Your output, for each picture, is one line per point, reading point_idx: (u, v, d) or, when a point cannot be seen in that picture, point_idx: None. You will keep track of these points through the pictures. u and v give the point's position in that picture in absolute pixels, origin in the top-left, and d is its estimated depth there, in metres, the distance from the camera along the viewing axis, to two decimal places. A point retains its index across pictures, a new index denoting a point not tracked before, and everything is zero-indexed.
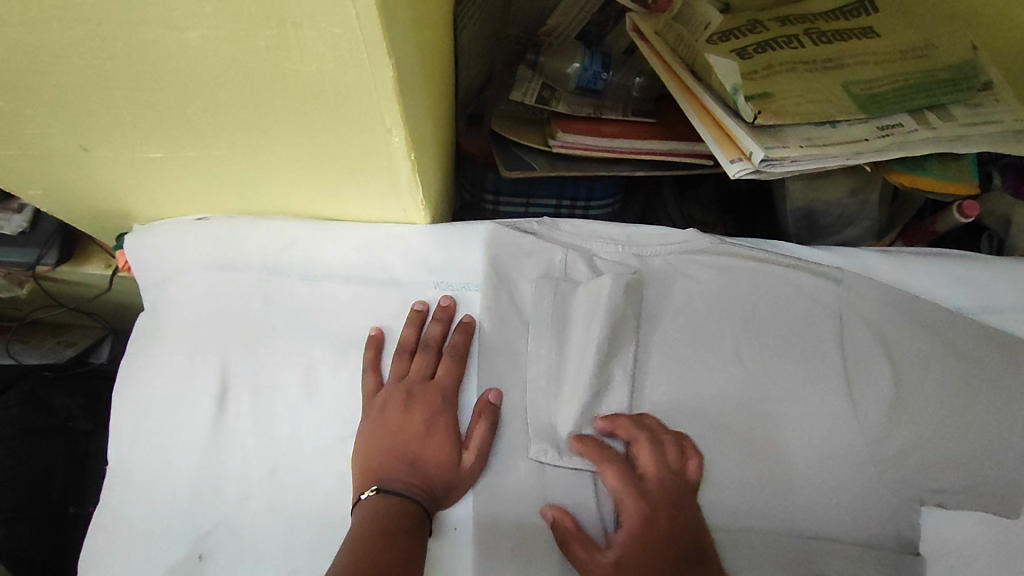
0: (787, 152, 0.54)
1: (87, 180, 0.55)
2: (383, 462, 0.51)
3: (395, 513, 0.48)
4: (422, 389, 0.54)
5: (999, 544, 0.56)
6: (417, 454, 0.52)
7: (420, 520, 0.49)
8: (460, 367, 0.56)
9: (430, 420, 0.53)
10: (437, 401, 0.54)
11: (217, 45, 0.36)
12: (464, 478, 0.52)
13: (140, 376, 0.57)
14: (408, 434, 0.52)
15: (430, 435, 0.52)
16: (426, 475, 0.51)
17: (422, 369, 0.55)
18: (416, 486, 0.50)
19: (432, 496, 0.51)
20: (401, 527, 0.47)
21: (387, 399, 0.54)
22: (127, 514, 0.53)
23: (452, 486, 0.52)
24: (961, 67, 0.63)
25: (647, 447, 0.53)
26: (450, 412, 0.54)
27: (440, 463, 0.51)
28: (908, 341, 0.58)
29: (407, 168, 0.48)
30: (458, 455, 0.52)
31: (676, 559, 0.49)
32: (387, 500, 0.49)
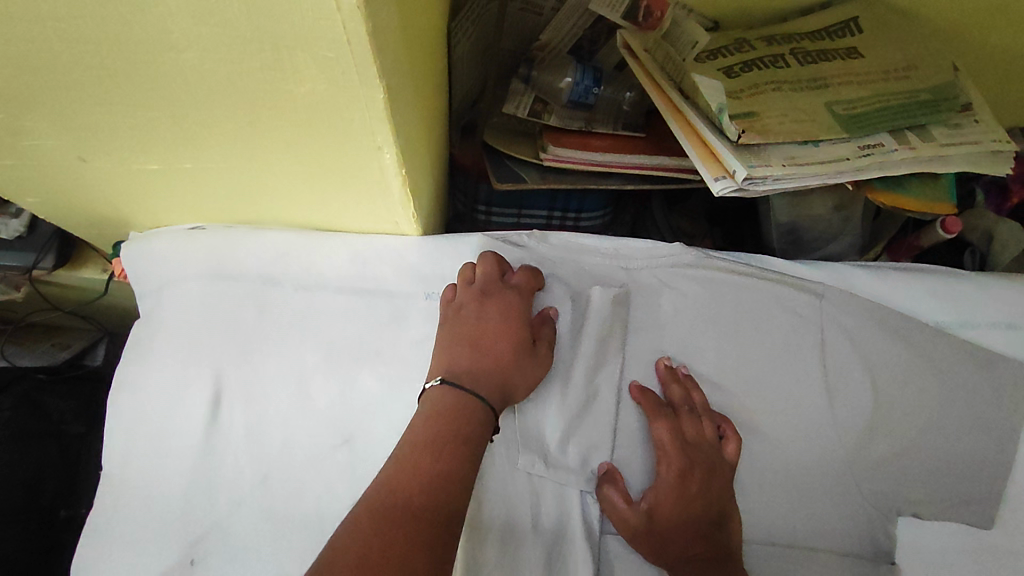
0: (769, 171, 0.56)
1: (84, 190, 0.56)
2: (454, 356, 0.52)
3: (464, 415, 0.48)
4: (495, 288, 0.56)
5: (973, 554, 0.57)
6: (487, 345, 0.52)
7: (488, 421, 0.49)
8: (533, 284, 0.57)
9: (505, 315, 0.54)
10: (508, 299, 0.55)
11: (213, 65, 0.37)
12: (530, 374, 0.53)
13: (135, 382, 0.58)
14: (484, 328, 0.53)
15: (503, 327, 0.53)
16: (503, 365, 0.52)
17: (494, 274, 0.57)
18: (486, 383, 0.51)
19: (504, 388, 0.51)
20: (467, 430, 0.48)
21: (460, 303, 0.55)
22: (120, 519, 0.54)
23: (519, 384, 0.53)
24: (942, 88, 0.64)
25: (689, 418, 0.56)
26: (522, 309, 0.55)
27: (512, 357, 0.52)
28: (886, 355, 0.60)
29: (399, 183, 0.50)
30: (528, 347, 0.53)
31: (701, 522, 0.53)
32: (456, 394, 0.49)
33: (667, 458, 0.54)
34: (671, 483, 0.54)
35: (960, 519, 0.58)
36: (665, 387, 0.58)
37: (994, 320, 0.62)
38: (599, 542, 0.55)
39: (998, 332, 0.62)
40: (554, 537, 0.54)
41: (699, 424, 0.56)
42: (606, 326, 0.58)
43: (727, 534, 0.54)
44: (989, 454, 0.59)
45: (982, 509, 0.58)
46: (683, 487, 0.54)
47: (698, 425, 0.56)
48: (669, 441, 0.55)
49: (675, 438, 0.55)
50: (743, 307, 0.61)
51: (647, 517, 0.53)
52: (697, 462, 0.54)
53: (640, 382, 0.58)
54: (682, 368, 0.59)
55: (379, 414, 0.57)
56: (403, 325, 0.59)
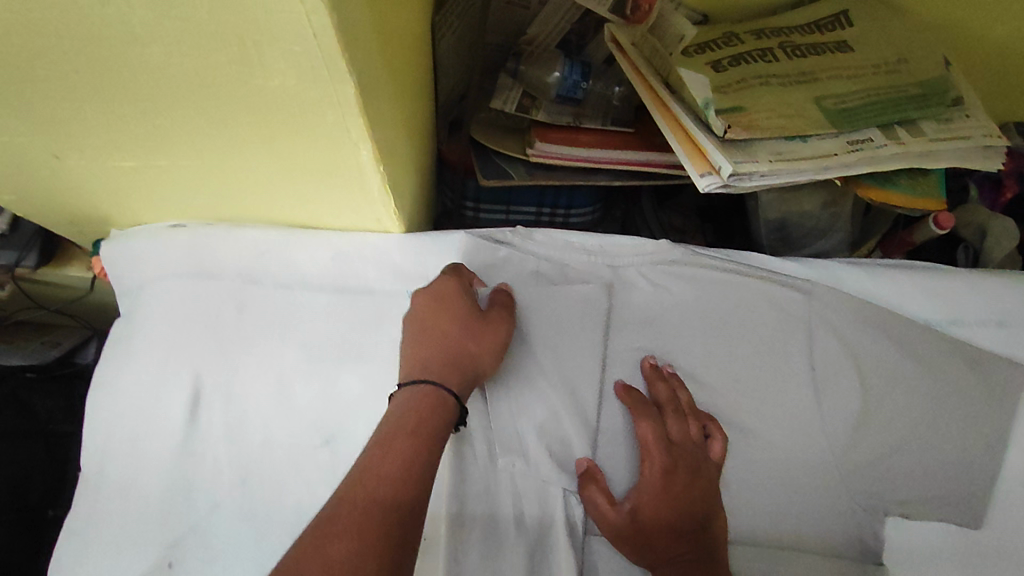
0: (756, 167, 0.55)
1: (60, 187, 0.55)
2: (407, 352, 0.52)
3: (418, 404, 0.48)
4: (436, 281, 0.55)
5: (962, 554, 0.57)
6: (436, 331, 0.52)
7: (448, 404, 0.49)
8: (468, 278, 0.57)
9: (448, 306, 0.53)
10: (449, 286, 0.54)
11: (179, 60, 0.36)
12: (485, 345, 0.52)
13: (114, 382, 0.57)
14: (432, 324, 0.53)
15: (447, 316, 0.53)
16: (457, 346, 0.52)
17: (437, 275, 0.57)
18: (440, 368, 0.51)
19: (464, 367, 0.51)
20: (422, 419, 0.47)
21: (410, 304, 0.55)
22: (98, 522, 0.54)
23: (476, 360, 0.52)
24: (932, 83, 0.64)
25: (673, 417, 0.55)
26: (464, 292, 0.54)
27: (460, 336, 0.52)
28: (874, 353, 0.59)
29: (378, 179, 0.49)
30: (477, 322, 0.53)
31: (686, 523, 0.52)
32: (410, 390, 0.50)
33: (651, 457, 0.53)
34: (655, 481, 0.53)
35: (949, 519, 0.57)
36: (649, 386, 0.57)
37: (983, 318, 0.61)
38: (583, 544, 0.54)
39: (989, 330, 0.61)
40: (537, 537, 0.53)
41: (684, 423, 0.55)
42: (589, 325, 0.58)
43: (711, 535, 0.53)
44: (978, 454, 0.58)
45: (971, 508, 0.57)
46: (666, 487, 0.53)
47: (682, 423, 0.55)
48: (653, 440, 0.54)
49: (659, 437, 0.54)
50: (730, 304, 0.60)
51: (630, 517, 0.52)
52: (681, 461, 0.53)
53: (626, 381, 0.58)
54: (667, 367, 0.58)
55: (361, 413, 0.56)
56: (384, 324, 0.59)
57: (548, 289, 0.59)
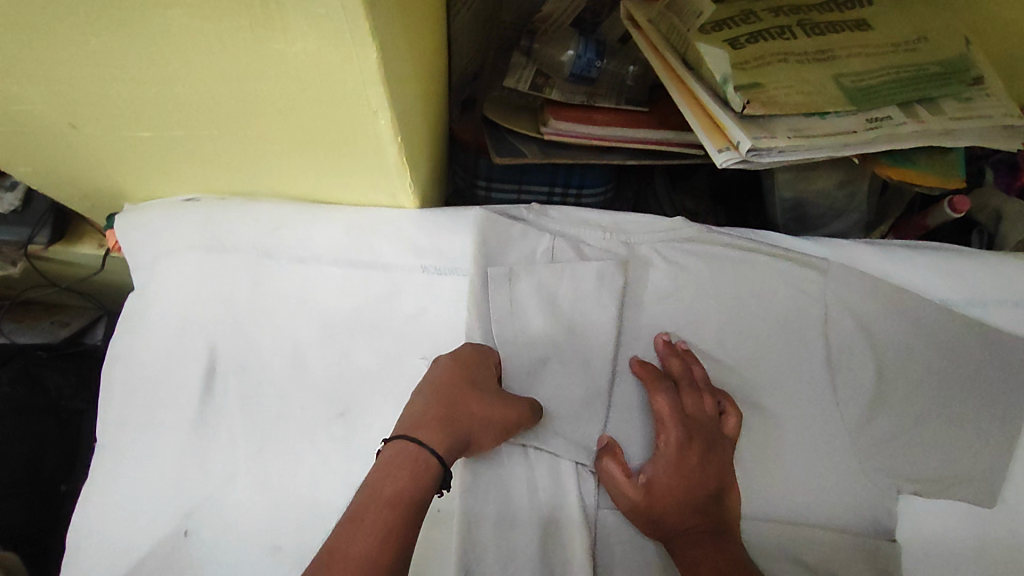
0: (775, 142, 0.55)
1: (76, 158, 0.55)
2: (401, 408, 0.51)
3: (400, 462, 0.46)
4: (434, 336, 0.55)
5: (980, 535, 0.56)
6: (434, 385, 0.51)
7: (433, 465, 0.46)
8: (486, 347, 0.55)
9: (456, 369, 0.51)
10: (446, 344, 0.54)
11: (200, 22, 0.36)
12: (488, 411, 0.50)
13: (131, 353, 0.58)
14: (433, 381, 0.51)
15: (451, 377, 0.51)
16: (452, 406, 0.49)
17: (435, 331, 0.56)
18: (435, 426, 0.48)
19: (454, 427, 0.49)
20: (403, 483, 0.44)
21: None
22: (113, 492, 0.54)
23: (474, 420, 0.50)
24: (954, 61, 0.63)
25: (689, 394, 0.55)
26: (470, 350, 0.53)
27: (462, 394, 0.50)
28: (889, 333, 0.59)
29: (394, 151, 0.49)
30: (481, 388, 0.51)
31: (703, 500, 0.52)
32: (397, 442, 0.47)
33: (666, 430, 0.54)
34: (671, 455, 0.53)
35: (964, 499, 0.57)
36: (664, 362, 0.57)
37: (1000, 298, 0.60)
38: (596, 518, 0.54)
39: (1007, 311, 0.60)
40: (551, 511, 0.53)
41: (699, 398, 0.55)
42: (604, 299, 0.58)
43: (724, 508, 0.53)
44: (993, 434, 0.58)
45: (985, 487, 0.57)
46: (682, 460, 0.53)
47: (697, 399, 0.55)
48: (668, 413, 0.54)
49: (676, 410, 0.54)
50: (746, 282, 0.60)
51: (645, 491, 0.52)
52: (696, 435, 0.53)
53: (641, 357, 0.58)
54: (682, 343, 0.58)
55: (376, 388, 0.56)
56: (398, 299, 0.58)
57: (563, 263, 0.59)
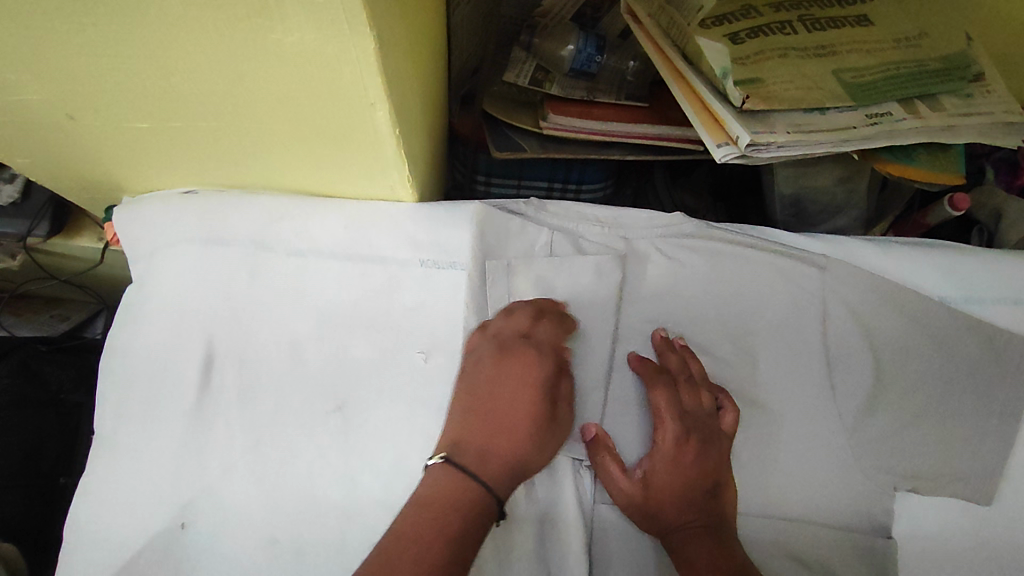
0: (775, 137, 0.55)
1: (74, 150, 0.55)
2: (466, 422, 0.50)
3: (458, 493, 0.46)
4: (516, 345, 0.53)
5: (973, 530, 0.56)
6: (503, 418, 0.50)
7: (491, 502, 0.47)
8: (560, 355, 0.54)
9: (529, 395, 0.51)
10: (527, 361, 0.52)
11: (197, 11, 0.36)
12: (546, 450, 0.51)
13: (128, 346, 0.58)
14: (504, 406, 0.50)
15: (524, 407, 0.50)
16: (518, 443, 0.49)
17: (517, 326, 0.54)
18: (497, 466, 0.48)
19: (516, 468, 0.49)
20: (462, 520, 0.45)
21: (477, 356, 0.53)
22: (111, 484, 0.54)
23: (533, 462, 0.50)
24: (954, 57, 0.62)
25: (687, 390, 0.55)
26: (545, 378, 0.52)
27: (531, 431, 0.50)
28: (888, 330, 0.59)
29: (393, 144, 0.49)
30: (549, 425, 0.51)
31: (701, 497, 0.52)
32: (456, 470, 0.47)
33: (663, 426, 0.53)
34: (667, 451, 0.53)
35: (960, 496, 0.57)
36: (662, 357, 0.57)
37: (999, 296, 0.60)
38: (592, 513, 0.54)
39: (1005, 309, 0.60)
40: (546, 506, 0.54)
41: (697, 393, 0.55)
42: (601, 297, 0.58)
43: (721, 504, 0.53)
44: (992, 432, 0.58)
45: (982, 484, 0.57)
46: (678, 456, 0.53)
47: (695, 395, 0.55)
48: (666, 410, 0.54)
49: (672, 406, 0.54)
50: (744, 278, 0.60)
51: (641, 487, 0.52)
52: (694, 430, 0.53)
53: (639, 353, 0.58)
54: (680, 339, 0.58)
55: (373, 381, 0.56)
56: (396, 293, 0.58)
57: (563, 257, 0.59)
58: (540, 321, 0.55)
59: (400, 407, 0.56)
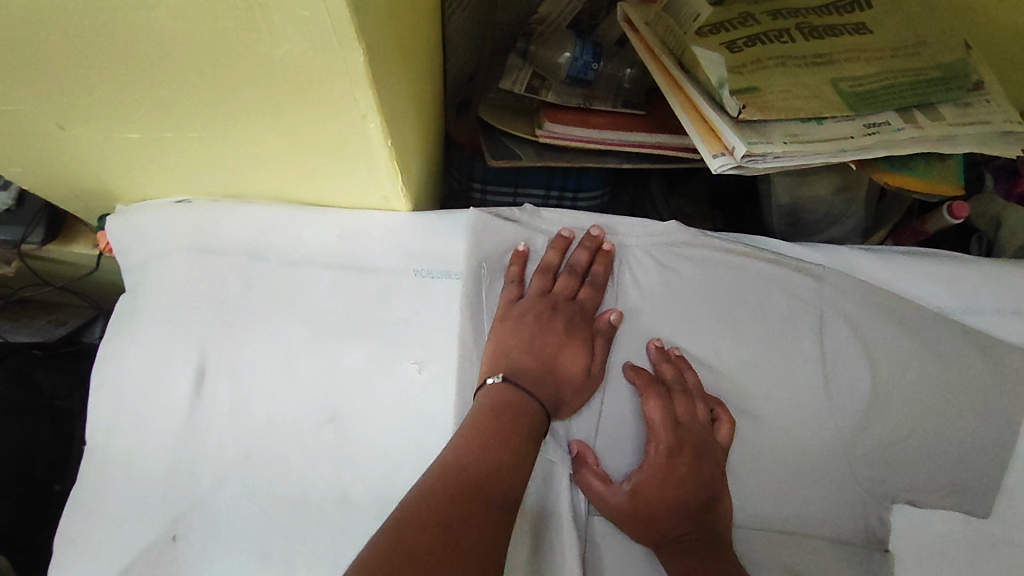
0: (771, 148, 0.54)
1: (64, 159, 0.55)
2: (513, 353, 0.53)
3: (520, 411, 0.49)
4: (566, 305, 0.56)
5: (970, 543, 0.56)
6: (558, 365, 0.53)
7: (539, 420, 0.50)
8: (596, 303, 0.58)
9: (571, 333, 0.55)
10: (579, 321, 0.56)
11: (186, 24, 0.35)
12: (586, 386, 0.54)
13: (120, 355, 0.57)
14: (549, 341, 0.54)
15: (566, 344, 0.54)
16: (560, 375, 0.53)
17: (568, 288, 0.57)
18: (545, 392, 0.52)
19: (557, 397, 0.53)
20: (524, 427, 0.48)
21: (528, 305, 0.56)
22: (102, 494, 0.54)
23: (573, 396, 0.54)
24: (953, 66, 0.62)
25: (681, 400, 0.54)
26: (585, 323, 0.56)
27: (571, 365, 0.54)
28: (886, 341, 0.58)
29: (386, 154, 0.48)
30: (588, 363, 0.55)
31: (694, 508, 0.52)
32: (518, 393, 0.50)
33: (658, 437, 0.53)
34: (659, 463, 0.52)
35: (957, 507, 0.57)
36: (657, 368, 0.56)
37: (997, 306, 0.60)
38: (586, 525, 0.54)
39: (1004, 319, 0.60)
40: (540, 519, 0.53)
41: (692, 404, 0.55)
42: (603, 235, 0.60)
43: (716, 517, 0.52)
44: (991, 443, 0.57)
45: (979, 498, 0.57)
46: (671, 468, 0.52)
47: (689, 405, 0.54)
48: (661, 419, 0.53)
49: (666, 416, 0.53)
50: (740, 289, 0.59)
51: (630, 498, 0.51)
52: (687, 443, 0.53)
53: (634, 362, 0.57)
54: (675, 350, 0.57)
55: (366, 391, 0.56)
56: (391, 302, 0.58)
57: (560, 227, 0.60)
58: (580, 264, 0.58)
59: (394, 416, 0.55)
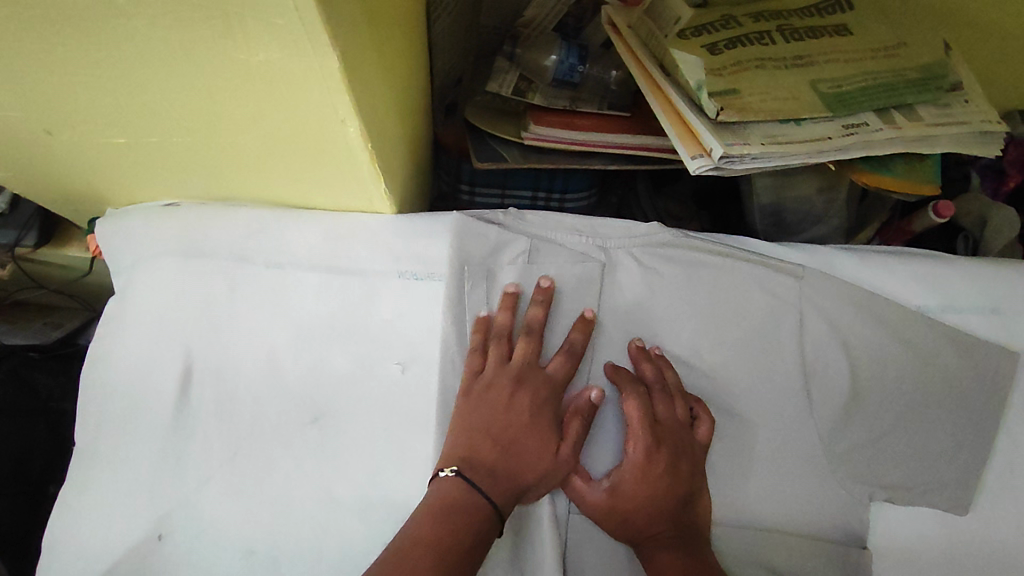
0: (748, 149, 0.55)
1: (54, 164, 0.55)
2: (473, 439, 0.52)
3: (471, 510, 0.49)
4: (531, 379, 0.54)
5: (948, 541, 0.57)
6: (521, 450, 0.52)
7: (491, 519, 0.49)
8: (564, 376, 0.56)
9: (535, 413, 0.53)
10: (543, 394, 0.54)
11: (163, 33, 0.36)
12: (551, 468, 0.53)
13: (107, 358, 0.58)
14: (512, 424, 0.52)
15: (530, 428, 0.53)
16: (522, 461, 0.52)
17: (530, 355, 0.55)
18: (504, 484, 0.51)
19: (517, 485, 0.51)
20: (472, 529, 0.48)
21: (490, 379, 0.54)
22: (90, 494, 0.55)
23: (537, 481, 0.52)
24: (932, 67, 0.63)
25: (660, 399, 0.55)
26: (552, 401, 0.54)
27: (534, 448, 0.52)
28: (865, 340, 0.59)
29: (367, 158, 0.49)
30: (553, 444, 0.53)
31: (671, 508, 0.52)
32: (477, 487, 0.50)
33: (635, 436, 0.53)
34: (637, 461, 0.53)
35: (937, 505, 0.57)
36: (637, 367, 0.57)
37: (977, 305, 0.60)
38: (566, 522, 0.54)
39: (984, 318, 0.60)
40: (521, 518, 0.54)
41: (671, 402, 0.55)
42: (552, 286, 0.58)
43: (694, 514, 0.53)
44: (970, 441, 0.58)
45: (959, 495, 0.57)
46: (648, 465, 0.53)
47: (668, 404, 0.55)
48: (638, 418, 0.54)
49: (645, 415, 0.54)
50: (719, 289, 0.60)
51: (608, 496, 0.52)
52: (665, 442, 0.53)
53: (616, 362, 0.58)
54: (656, 349, 0.58)
55: (350, 392, 0.57)
56: (375, 304, 0.59)
57: (502, 284, 0.58)
58: (535, 325, 0.56)
59: (378, 417, 0.56)
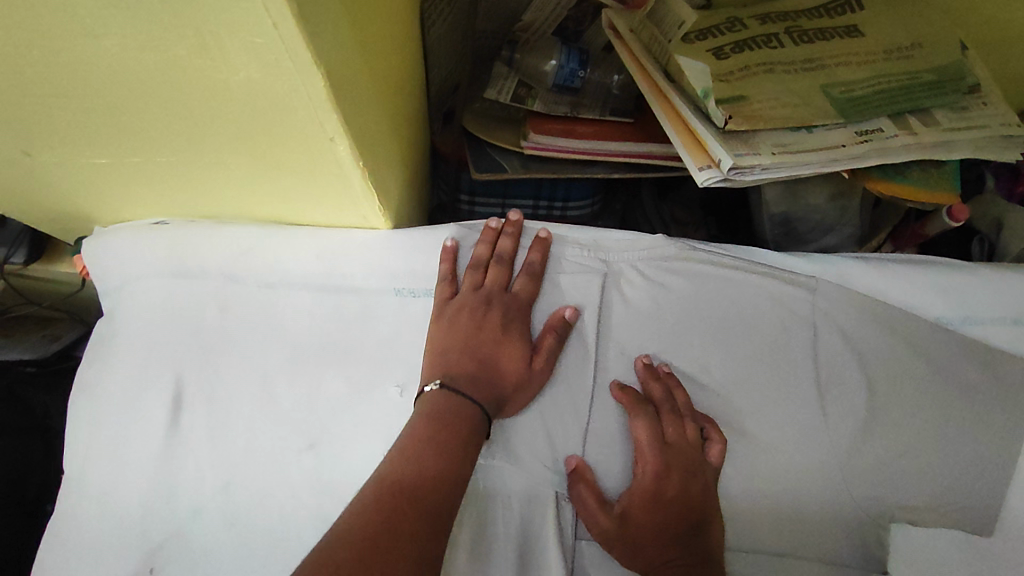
0: (758, 160, 0.52)
1: (35, 185, 0.53)
2: (448, 354, 0.52)
3: (457, 414, 0.49)
4: (501, 299, 0.54)
5: (967, 563, 0.55)
6: (497, 361, 0.52)
7: (478, 420, 0.49)
8: (533, 293, 0.56)
9: (506, 326, 0.53)
10: (513, 311, 0.54)
11: (136, 53, 0.34)
12: (528, 378, 0.53)
13: (96, 385, 0.56)
14: (485, 335, 0.53)
15: (501, 338, 0.53)
16: (498, 371, 0.52)
17: (498, 280, 0.55)
18: (484, 390, 0.51)
19: (498, 391, 0.51)
20: (464, 430, 0.48)
21: (460, 302, 0.54)
22: (79, 527, 0.53)
23: (516, 391, 0.52)
24: (948, 68, 0.60)
25: (670, 418, 0.53)
26: (521, 315, 0.54)
27: (507, 358, 0.52)
28: (883, 355, 0.57)
29: (359, 177, 0.47)
30: (527, 353, 0.53)
31: (681, 531, 0.51)
32: (455, 396, 0.49)
33: (644, 459, 0.52)
34: (647, 484, 0.52)
35: (957, 526, 0.55)
36: (646, 387, 0.55)
37: (996, 316, 0.58)
38: (573, 547, 0.53)
39: (1004, 329, 0.58)
40: (523, 546, 0.52)
41: (680, 423, 0.54)
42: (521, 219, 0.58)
43: (708, 538, 0.51)
44: (990, 457, 0.56)
45: (981, 516, 0.55)
46: (658, 489, 0.52)
47: (678, 423, 0.53)
48: (648, 441, 0.52)
49: (654, 437, 0.52)
50: (728, 303, 0.57)
51: (620, 522, 0.51)
52: (675, 463, 0.52)
53: (622, 380, 0.55)
54: (665, 366, 0.56)
55: (346, 416, 0.55)
56: (372, 325, 0.56)
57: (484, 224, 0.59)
58: (506, 252, 0.56)
59: (376, 442, 0.54)
